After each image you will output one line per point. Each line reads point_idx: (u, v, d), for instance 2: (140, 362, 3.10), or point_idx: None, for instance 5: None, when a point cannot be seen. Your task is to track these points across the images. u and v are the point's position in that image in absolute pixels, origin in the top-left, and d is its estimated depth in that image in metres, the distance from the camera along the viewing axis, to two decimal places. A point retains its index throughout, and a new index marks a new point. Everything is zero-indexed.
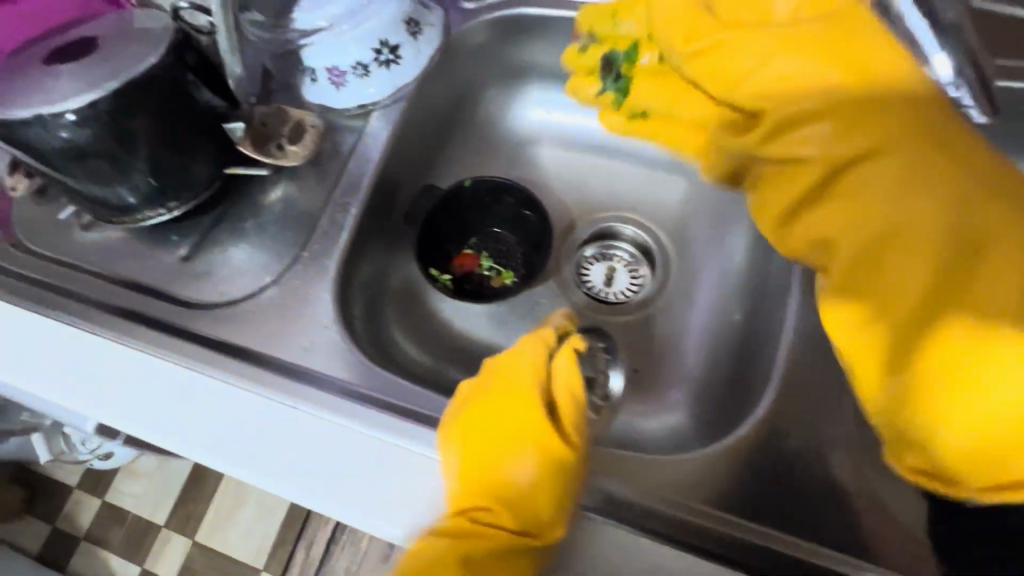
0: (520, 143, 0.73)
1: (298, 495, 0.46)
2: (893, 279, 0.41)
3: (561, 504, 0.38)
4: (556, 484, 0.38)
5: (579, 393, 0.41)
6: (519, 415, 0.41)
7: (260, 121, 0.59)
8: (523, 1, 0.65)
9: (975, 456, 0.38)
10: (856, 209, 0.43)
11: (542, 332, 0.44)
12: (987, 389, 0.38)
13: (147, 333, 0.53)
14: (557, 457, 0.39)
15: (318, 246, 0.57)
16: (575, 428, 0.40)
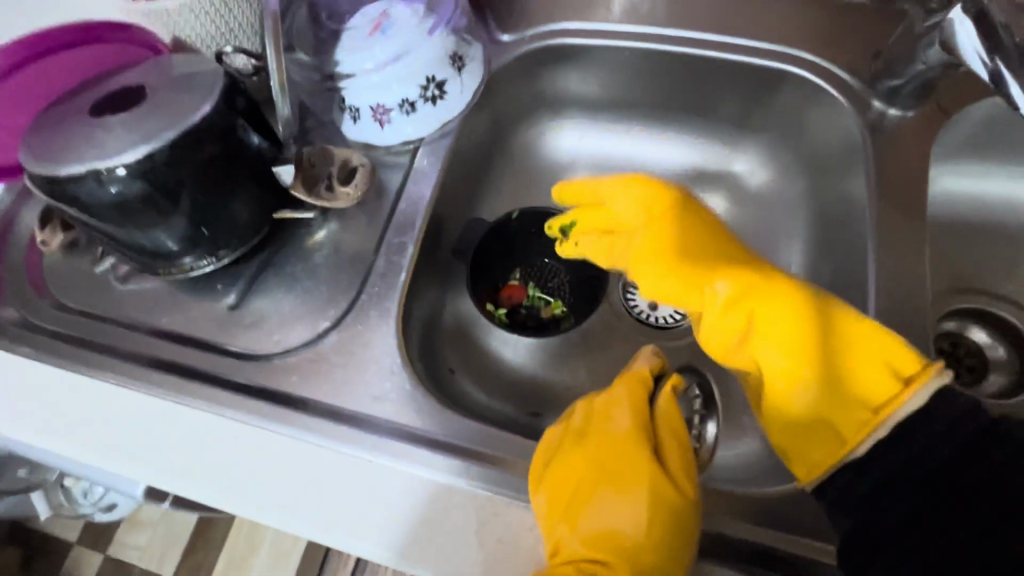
0: (557, 170, 0.72)
1: (383, 555, 0.44)
2: (738, 311, 0.48)
3: (680, 555, 0.35)
4: (674, 536, 0.36)
5: (685, 436, 0.39)
6: (623, 459, 0.38)
7: (309, 161, 0.57)
8: (560, 31, 0.65)
9: (815, 445, 0.44)
10: (730, 306, 0.48)
11: (637, 369, 0.42)
12: (783, 379, 0.45)
13: (203, 389, 0.51)
14: (671, 505, 0.36)
15: (374, 287, 0.55)
16: (686, 471, 0.38)
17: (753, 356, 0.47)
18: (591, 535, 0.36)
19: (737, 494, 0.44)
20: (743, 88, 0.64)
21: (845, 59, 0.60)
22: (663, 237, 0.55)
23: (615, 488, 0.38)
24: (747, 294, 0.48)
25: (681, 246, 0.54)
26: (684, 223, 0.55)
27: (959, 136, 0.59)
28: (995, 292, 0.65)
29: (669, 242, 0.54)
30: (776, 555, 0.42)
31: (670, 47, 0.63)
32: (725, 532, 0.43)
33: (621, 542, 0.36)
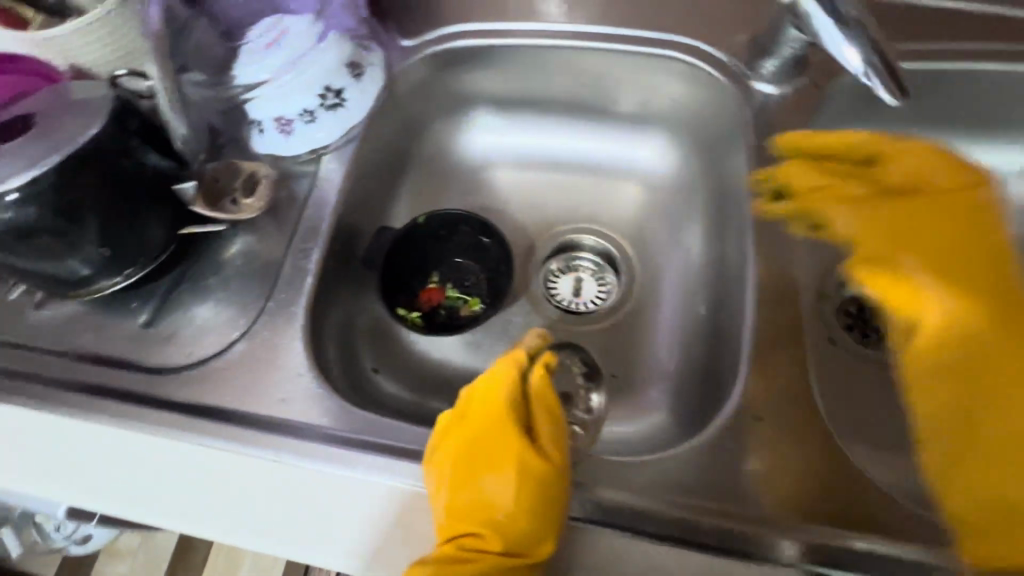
0: (474, 168, 0.74)
1: (298, 552, 0.46)
2: (996, 341, 0.44)
3: (549, 521, 0.38)
4: (547, 503, 0.38)
5: (556, 408, 0.41)
6: (502, 439, 0.40)
7: (212, 176, 0.59)
8: (458, 34, 0.67)
9: (987, 524, 0.42)
10: (1004, 345, 0.44)
11: (514, 350, 0.43)
12: (977, 416, 0.43)
13: (118, 406, 0.52)
14: (539, 475, 0.39)
15: (282, 294, 0.56)
16: (558, 443, 0.40)
17: (1004, 406, 0.43)
18: (472, 512, 0.39)
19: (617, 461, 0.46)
20: (638, 78, 0.67)
21: (725, 43, 0.63)
22: (918, 217, 0.48)
23: (494, 466, 0.40)
24: (1008, 319, 0.45)
25: (935, 235, 0.48)
26: (937, 229, 0.48)
27: (837, 108, 0.62)
28: None
29: (952, 244, 0.47)
30: (650, 513, 0.43)
31: (564, 41, 0.66)
32: (602, 497, 0.44)
33: (501, 514, 0.39)
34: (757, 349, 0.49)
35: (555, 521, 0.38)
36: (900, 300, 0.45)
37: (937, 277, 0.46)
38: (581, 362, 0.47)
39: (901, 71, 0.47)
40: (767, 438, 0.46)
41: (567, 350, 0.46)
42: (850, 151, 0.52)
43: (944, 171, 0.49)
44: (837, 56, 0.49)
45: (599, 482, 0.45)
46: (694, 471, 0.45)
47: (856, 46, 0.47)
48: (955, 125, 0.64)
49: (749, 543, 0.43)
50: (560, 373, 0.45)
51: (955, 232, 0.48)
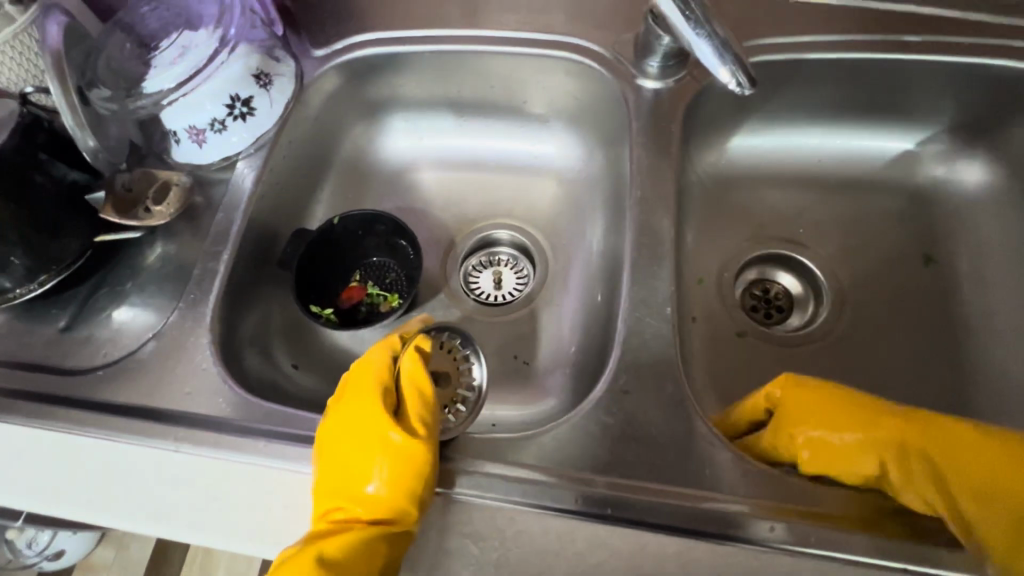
0: (395, 170, 0.78)
1: (225, 541, 0.50)
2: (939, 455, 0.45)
3: (413, 490, 0.41)
4: (411, 473, 0.41)
5: (424, 386, 0.44)
6: (372, 418, 0.43)
7: (124, 186, 0.61)
8: (368, 43, 0.71)
9: None
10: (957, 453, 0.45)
11: (389, 337, 0.47)
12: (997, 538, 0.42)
13: (37, 408, 0.54)
14: (403, 447, 0.42)
15: (193, 295, 0.58)
16: (424, 418, 0.44)
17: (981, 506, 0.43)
18: (343, 489, 0.42)
19: (495, 437, 0.47)
20: (539, 78, 0.70)
21: (614, 42, 0.66)
22: (815, 435, 0.47)
23: (365, 444, 0.43)
24: (915, 458, 0.45)
25: (833, 438, 0.47)
26: (828, 432, 0.47)
27: (723, 100, 0.66)
28: (789, 238, 0.70)
29: (847, 443, 0.46)
30: (524, 483, 0.45)
31: (467, 46, 0.69)
32: (478, 470, 0.45)
33: (369, 488, 0.42)
34: (633, 328, 0.52)
35: (419, 490, 0.41)
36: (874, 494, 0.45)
37: (870, 460, 0.45)
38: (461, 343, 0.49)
39: (750, 63, 0.51)
40: (639, 410, 0.49)
41: (446, 333, 0.49)
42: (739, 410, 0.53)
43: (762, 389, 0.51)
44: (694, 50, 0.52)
45: (474, 456, 0.46)
46: (569, 446, 0.48)
47: (724, 64, 0.50)
48: (834, 112, 0.68)
49: (621, 509, 0.45)
50: (439, 355, 0.48)
51: (823, 438, 0.47)
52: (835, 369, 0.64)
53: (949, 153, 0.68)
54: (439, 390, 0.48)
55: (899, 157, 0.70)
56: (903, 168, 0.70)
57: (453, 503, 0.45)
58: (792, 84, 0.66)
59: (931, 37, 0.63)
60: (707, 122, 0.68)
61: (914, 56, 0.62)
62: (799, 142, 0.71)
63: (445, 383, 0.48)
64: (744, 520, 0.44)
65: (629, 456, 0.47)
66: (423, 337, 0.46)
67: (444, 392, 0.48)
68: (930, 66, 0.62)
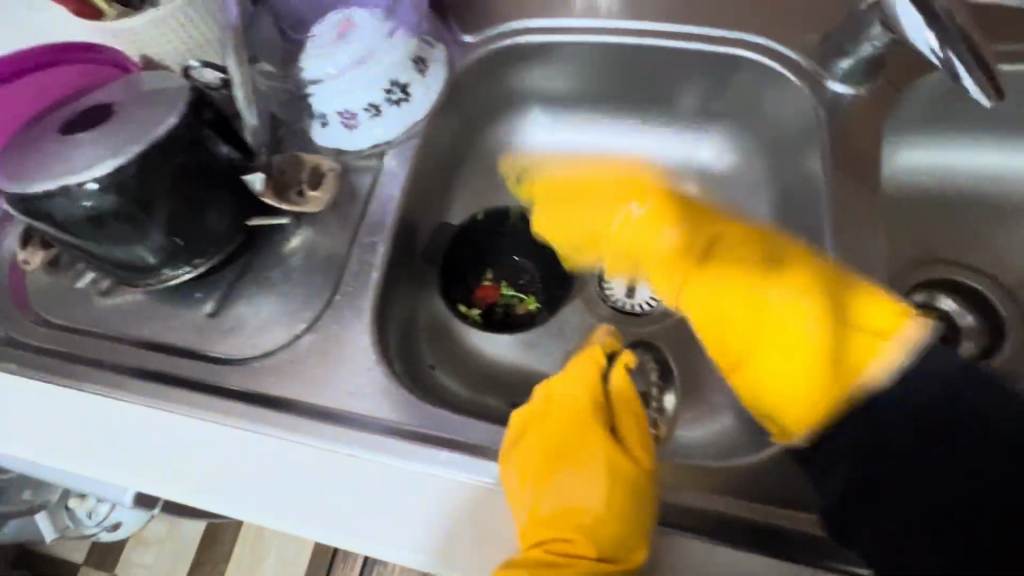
0: (528, 165, 0.74)
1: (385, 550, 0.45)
2: (808, 300, 0.47)
3: (641, 524, 0.37)
4: (637, 504, 0.38)
5: (639, 407, 0.41)
6: (585, 438, 0.40)
7: (279, 169, 0.59)
8: (521, 30, 0.67)
9: (799, 418, 0.46)
10: (808, 296, 0.47)
11: (591, 350, 0.44)
12: (757, 366, 0.49)
13: (190, 396, 0.52)
14: (626, 474, 0.38)
15: (350, 288, 0.56)
16: (641, 443, 0.40)
17: (806, 340, 0.47)
18: (560, 514, 0.38)
19: (687, 464, 0.46)
20: (702, 77, 0.66)
21: (795, 41, 0.62)
22: (667, 206, 0.56)
23: (580, 465, 0.39)
24: (775, 288, 0.49)
25: (692, 211, 0.56)
26: (683, 212, 0.56)
27: (917, 110, 0.60)
28: (965, 262, 0.65)
29: (708, 231, 0.54)
30: (721, 517, 0.43)
31: (628, 38, 0.65)
32: (680, 502, 0.44)
33: (590, 519, 0.38)
34: None
35: (646, 525, 0.38)
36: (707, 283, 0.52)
37: (725, 259, 0.52)
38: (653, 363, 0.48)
39: (997, 72, 0.46)
40: None
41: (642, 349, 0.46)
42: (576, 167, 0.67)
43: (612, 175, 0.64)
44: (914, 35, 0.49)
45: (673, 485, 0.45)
46: (762, 481, 0.45)
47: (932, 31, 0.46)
48: None
49: (814, 548, 0.43)
50: (638, 372, 0.43)
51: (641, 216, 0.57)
52: None
53: None
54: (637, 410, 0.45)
55: None
56: None
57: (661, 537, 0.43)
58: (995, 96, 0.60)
59: None
60: (894, 133, 0.62)
61: None
62: (984, 159, 0.65)
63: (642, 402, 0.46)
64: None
65: None
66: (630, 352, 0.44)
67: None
68: None
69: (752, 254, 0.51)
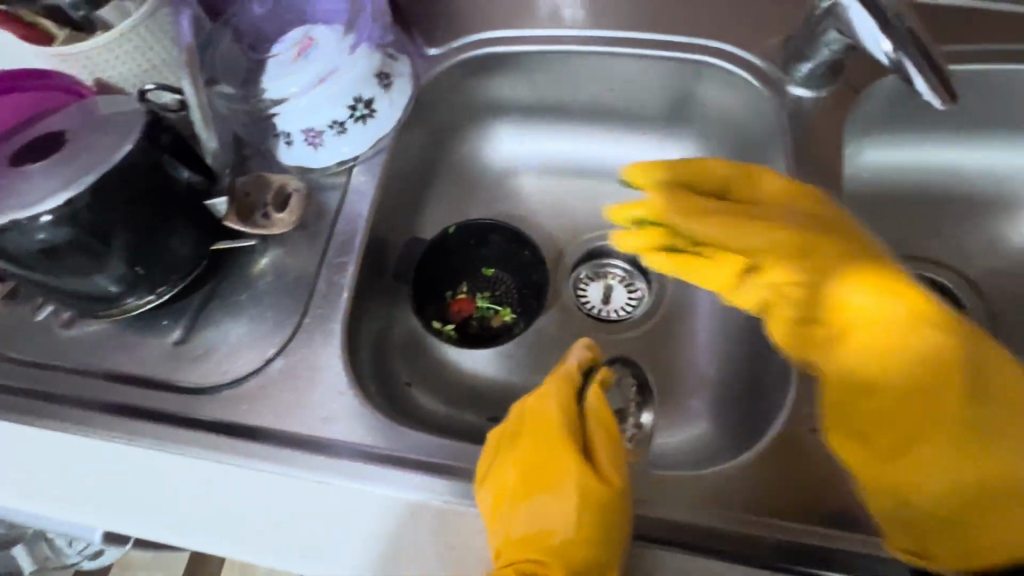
0: (499, 175, 0.74)
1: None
2: (973, 403, 0.40)
3: (614, 545, 0.36)
4: (610, 529, 0.37)
5: (613, 424, 0.41)
6: (557, 457, 0.39)
7: (243, 191, 0.58)
8: (485, 41, 0.67)
9: (924, 526, 0.41)
10: (971, 397, 0.40)
11: (565, 366, 0.44)
12: (909, 466, 0.41)
13: (160, 428, 0.51)
14: (600, 494, 0.38)
15: (319, 309, 0.55)
16: (617, 461, 0.39)
17: (968, 456, 0.40)
18: (530, 534, 0.38)
19: (669, 477, 0.45)
20: (669, 82, 0.66)
21: (756, 46, 0.62)
22: (815, 248, 0.45)
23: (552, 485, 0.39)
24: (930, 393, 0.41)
25: (858, 264, 0.44)
26: (834, 264, 0.45)
27: (876, 110, 0.62)
28: (932, 256, 0.66)
29: (880, 293, 0.43)
30: (703, 529, 0.43)
31: (593, 48, 0.65)
32: (656, 514, 0.44)
33: (560, 540, 0.37)
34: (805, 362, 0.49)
35: (621, 546, 0.37)
36: (852, 354, 0.43)
37: (890, 329, 0.42)
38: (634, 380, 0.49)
39: (949, 74, 0.46)
40: (815, 448, 0.46)
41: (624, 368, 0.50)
42: (690, 168, 0.53)
43: (759, 180, 0.51)
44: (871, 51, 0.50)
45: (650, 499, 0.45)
46: (744, 489, 0.45)
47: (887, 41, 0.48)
48: (991, 127, 0.63)
49: (802, 556, 0.42)
50: (616, 391, 0.48)
51: (780, 257, 0.46)
52: None
53: None
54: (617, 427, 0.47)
55: None
56: None
57: (642, 551, 0.43)
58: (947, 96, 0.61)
59: None
60: (853, 133, 0.63)
61: None
62: (943, 156, 0.66)
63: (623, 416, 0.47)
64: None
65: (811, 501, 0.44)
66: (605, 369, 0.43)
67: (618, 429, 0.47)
68: None
69: (909, 340, 0.41)
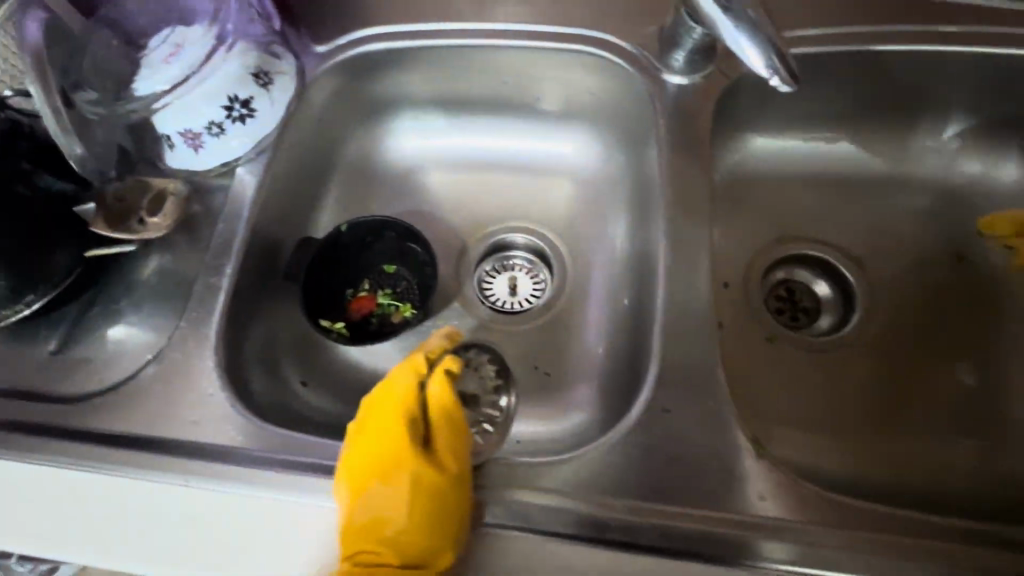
0: (402, 171, 0.73)
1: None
2: None
3: (444, 529, 0.41)
4: (447, 512, 0.41)
5: (454, 415, 0.44)
6: (400, 451, 0.42)
7: (116, 196, 0.57)
8: (373, 37, 0.66)
9: None
10: None
11: (412, 359, 0.45)
12: None
13: (26, 440, 0.50)
14: (434, 485, 0.42)
15: (195, 313, 0.55)
16: (455, 452, 0.43)
17: None
18: (375, 523, 0.41)
19: (526, 463, 0.45)
20: (558, 74, 0.66)
21: (635, 35, 0.63)
22: None
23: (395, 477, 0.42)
24: None
25: None
26: None
27: (754, 93, 0.63)
28: (817, 238, 0.68)
29: None
30: (558, 513, 0.44)
31: (480, 41, 0.65)
32: (510, 501, 0.44)
33: (403, 525, 0.42)
34: (671, 346, 0.50)
35: (452, 529, 0.41)
36: None
37: None
38: (492, 363, 0.49)
39: (791, 57, 0.47)
40: (674, 429, 0.47)
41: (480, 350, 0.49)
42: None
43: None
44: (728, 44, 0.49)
45: (505, 486, 0.45)
46: (603, 472, 0.46)
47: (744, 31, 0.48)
48: (867, 107, 0.65)
49: (656, 536, 0.44)
50: (473, 376, 0.49)
51: None
52: (868, 373, 0.62)
53: (982, 150, 0.66)
54: (470, 412, 0.49)
55: (930, 152, 0.67)
56: (937, 165, 0.67)
57: (498, 539, 0.43)
58: (823, 78, 0.63)
59: (969, 27, 0.60)
60: (735, 119, 0.65)
61: (951, 48, 0.59)
62: (825, 138, 0.68)
63: (476, 403, 0.49)
64: (798, 547, 0.43)
65: (666, 480, 0.46)
66: (452, 359, 0.45)
67: (471, 413, 0.49)
68: (968, 59, 0.60)
69: None
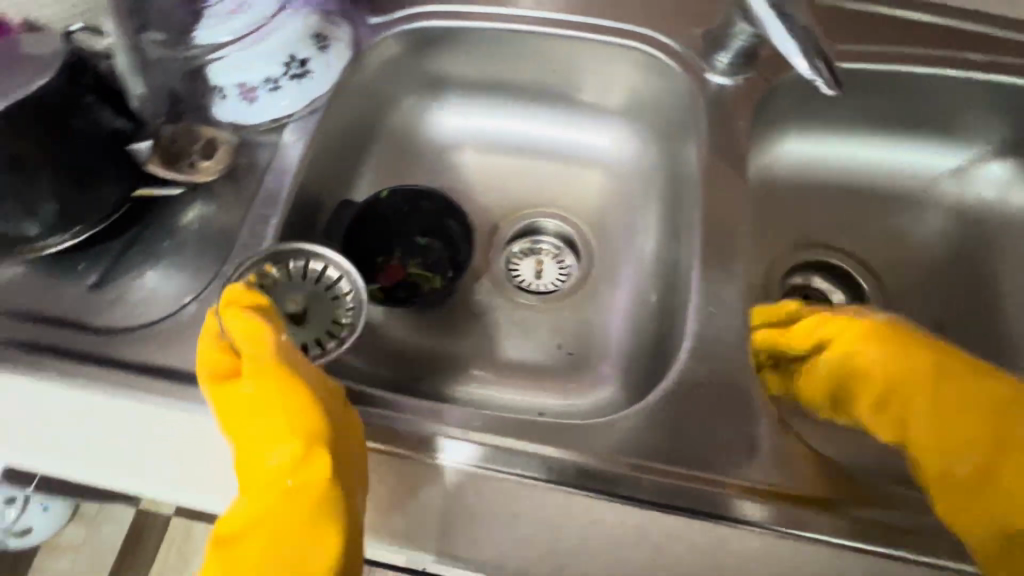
0: (440, 147, 0.75)
1: None
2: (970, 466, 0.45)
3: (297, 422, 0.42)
4: (297, 413, 0.43)
5: (256, 326, 0.46)
6: (230, 391, 0.45)
7: (169, 138, 0.59)
8: (429, 14, 0.68)
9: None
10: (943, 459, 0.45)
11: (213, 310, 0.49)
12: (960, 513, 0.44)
13: (59, 366, 0.50)
14: (267, 393, 0.43)
15: (239, 259, 0.56)
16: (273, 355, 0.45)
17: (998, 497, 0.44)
18: (267, 474, 0.42)
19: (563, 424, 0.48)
20: (603, 66, 0.69)
21: (682, 36, 0.66)
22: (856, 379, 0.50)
23: (245, 417, 0.43)
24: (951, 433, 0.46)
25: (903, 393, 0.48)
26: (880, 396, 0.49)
27: (789, 100, 0.66)
28: (835, 246, 0.71)
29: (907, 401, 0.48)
30: (590, 471, 0.46)
31: (531, 27, 0.67)
32: (545, 456, 0.46)
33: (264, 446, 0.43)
34: (702, 328, 0.52)
35: (305, 421, 0.42)
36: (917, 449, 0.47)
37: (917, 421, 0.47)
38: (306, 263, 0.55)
39: (834, 64, 0.50)
40: (701, 405, 0.49)
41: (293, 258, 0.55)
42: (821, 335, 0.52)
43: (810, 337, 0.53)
44: (775, 44, 0.52)
45: (541, 441, 0.47)
46: (634, 438, 0.48)
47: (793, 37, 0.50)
48: (892, 125, 0.69)
49: (679, 498, 0.45)
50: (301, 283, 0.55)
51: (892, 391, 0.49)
52: None
53: (997, 174, 0.69)
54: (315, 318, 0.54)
55: (945, 174, 0.71)
56: (951, 186, 0.71)
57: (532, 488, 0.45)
58: (857, 93, 0.66)
59: (995, 58, 0.64)
60: (768, 125, 0.68)
61: (976, 75, 0.63)
62: (848, 152, 0.71)
63: (313, 310, 0.55)
64: (741, 502, 0.45)
65: (692, 451, 0.47)
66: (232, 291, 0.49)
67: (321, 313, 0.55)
68: (990, 87, 0.64)
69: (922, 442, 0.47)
